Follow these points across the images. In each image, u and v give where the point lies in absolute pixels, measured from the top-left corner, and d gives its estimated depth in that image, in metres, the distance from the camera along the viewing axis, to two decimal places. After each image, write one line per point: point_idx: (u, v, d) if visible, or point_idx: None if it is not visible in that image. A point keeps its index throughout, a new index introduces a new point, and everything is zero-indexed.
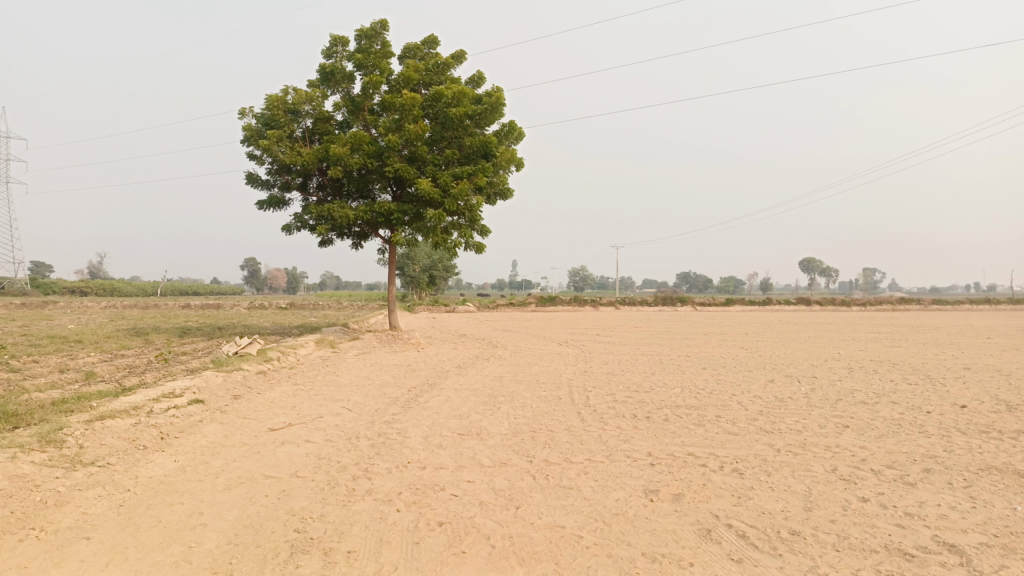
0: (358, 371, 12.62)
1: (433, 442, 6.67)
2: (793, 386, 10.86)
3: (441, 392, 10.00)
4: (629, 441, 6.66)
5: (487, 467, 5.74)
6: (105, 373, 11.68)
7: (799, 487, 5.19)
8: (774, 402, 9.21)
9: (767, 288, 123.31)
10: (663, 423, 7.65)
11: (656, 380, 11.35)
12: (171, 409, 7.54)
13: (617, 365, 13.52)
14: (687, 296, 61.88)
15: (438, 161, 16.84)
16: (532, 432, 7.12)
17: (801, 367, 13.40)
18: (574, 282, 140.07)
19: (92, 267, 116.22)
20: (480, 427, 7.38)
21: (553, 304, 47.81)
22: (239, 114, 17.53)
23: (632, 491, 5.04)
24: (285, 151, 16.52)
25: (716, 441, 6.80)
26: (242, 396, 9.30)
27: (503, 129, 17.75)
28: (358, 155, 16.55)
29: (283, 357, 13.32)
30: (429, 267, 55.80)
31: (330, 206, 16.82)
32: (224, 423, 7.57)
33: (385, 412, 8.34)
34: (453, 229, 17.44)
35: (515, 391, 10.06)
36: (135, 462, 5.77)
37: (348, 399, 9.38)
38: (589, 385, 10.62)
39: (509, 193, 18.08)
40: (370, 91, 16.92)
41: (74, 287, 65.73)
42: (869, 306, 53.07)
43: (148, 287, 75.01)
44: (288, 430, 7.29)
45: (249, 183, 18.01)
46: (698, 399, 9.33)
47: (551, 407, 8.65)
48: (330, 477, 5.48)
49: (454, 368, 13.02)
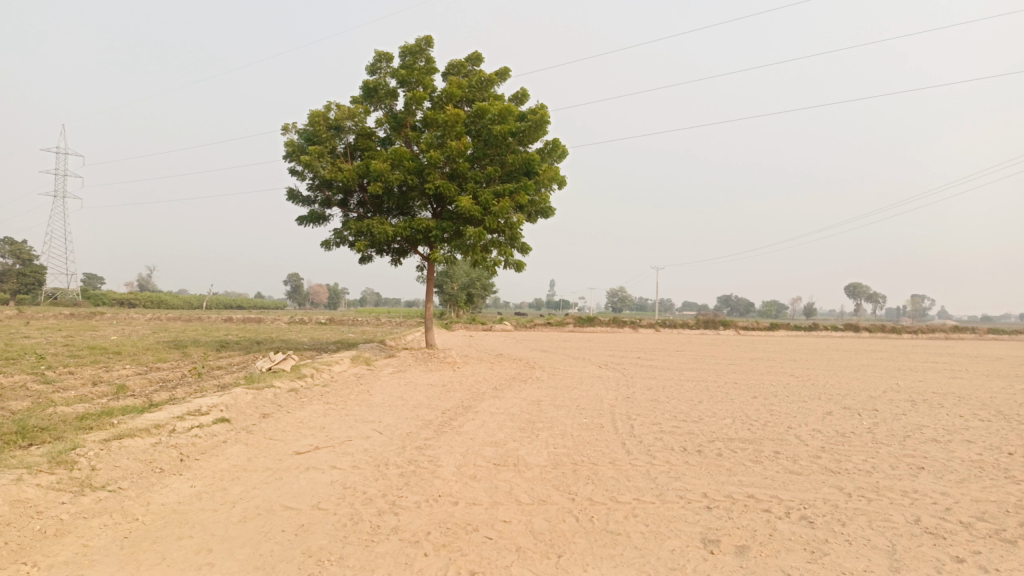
0: (391, 391, 12.20)
1: (466, 473, 6.19)
2: (854, 419, 10.11)
3: (477, 416, 9.51)
4: (682, 479, 6.07)
5: (526, 504, 5.23)
6: (137, 386, 11.48)
7: (881, 543, 4.56)
8: (835, 438, 8.50)
9: (811, 312, 120.47)
10: (717, 458, 7.02)
11: (704, 408, 10.70)
12: (195, 429, 7.20)
13: (662, 392, 12.87)
14: (730, 320, 60.46)
15: (480, 178, 16.50)
16: (574, 464, 6.59)
17: (859, 398, 12.58)
18: (613, 303, 138.68)
19: (141, 279, 119.16)
20: (517, 456, 6.88)
21: (592, 324, 47.07)
22: (282, 130, 17.49)
23: (688, 541, 4.49)
24: (326, 167, 16.38)
25: (777, 481, 6.18)
26: (270, 415, 8.94)
27: (547, 147, 17.35)
28: (398, 171, 16.30)
29: (316, 374, 13.00)
30: (467, 284, 55.59)
31: (369, 222, 16.60)
32: (248, 445, 7.20)
33: (417, 437, 7.88)
34: (493, 247, 17.05)
35: (555, 417, 9.53)
36: (149, 486, 5.41)
37: (380, 421, 8.97)
38: (633, 413, 10.03)
39: (550, 211, 17.62)
40: (413, 107, 16.70)
41: (122, 299, 67.34)
42: (921, 334, 51.03)
43: (193, 300, 76.40)
44: (314, 455, 6.88)
45: (290, 198, 17.94)
46: (752, 432, 8.66)
47: (594, 436, 8.10)
48: (354, 511, 5.03)
49: (491, 390, 12.53)
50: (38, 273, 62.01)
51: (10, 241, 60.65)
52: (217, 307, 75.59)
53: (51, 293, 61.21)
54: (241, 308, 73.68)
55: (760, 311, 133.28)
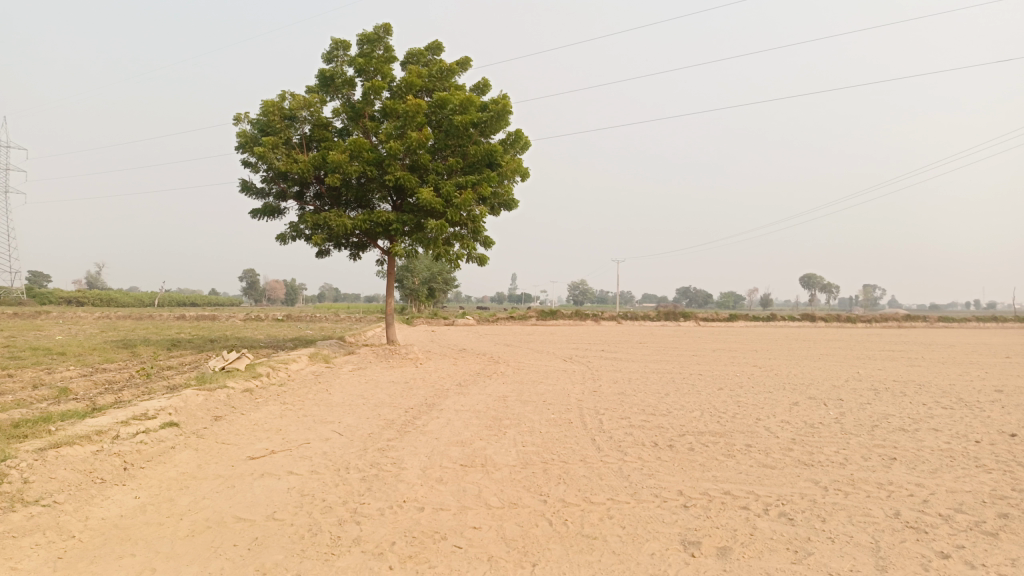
0: (352, 389, 11.82)
1: (432, 475, 5.89)
2: (820, 410, 10.09)
3: (441, 413, 9.22)
4: (656, 477, 5.88)
5: (496, 509, 4.97)
6: (81, 389, 10.89)
7: (864, 540, 4.42)
8: (804, 429, 8.44)
9: (767, 303, 122.65)
10: (689, 453, 6.86)
11: (672, 401, 10.58)
12: (140, 435, 6.75)
13: (628, 384, 12.75)
14: (691, 311, 61.11)
15: (441, 170, 16.15)
16: (544, 463, 6.34)
17: (823, 388, 12.61)
18: (574, 296, 139.27)
19: (91, 277, 115.60)
20: (485, 456, 6.61)
21: (554, 317, 46.99)
22: (234, 120, 16.87)
23: (668, 544, 4.27)
24: (281, 158, 15.84)
25: (753, 476, 6.03)
26: (223, 418, 8.51)
27: (509, 138, 17.07)
28: (357, 162, 15.84)
29: (273, 374, 12.53)
30: (428, 279, 55.10)
31: (326, 215, 16.11)
32: (199, 451, 6.78)
33: (379, 437, 7.56)
34: (455, 240, 16.72)
35: (522, 413, 9.28)
36: (88, 499, 4.99)
37: (340, 421, 8.61)
38: (601, 407, 9.85)
39: (513, 203, 17.36)
40: (371, 97, 16.26)
41: (70, 297, 65.11)
42: (874, 322, 52.28)
43: (146, 298, 74.25)
44: (269, 459, 6.51)
45: (244, 191, 17.33)
46: (722, 425, 8.54)
47: (563, 433, 7.87)
48: (313, 521, 4.71)
49: (455, 387, 12.24)
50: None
51: None
52: (171, 304, 73.61)
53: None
54: (196, 306, 71.84)
55: (718, 302, 135.37)
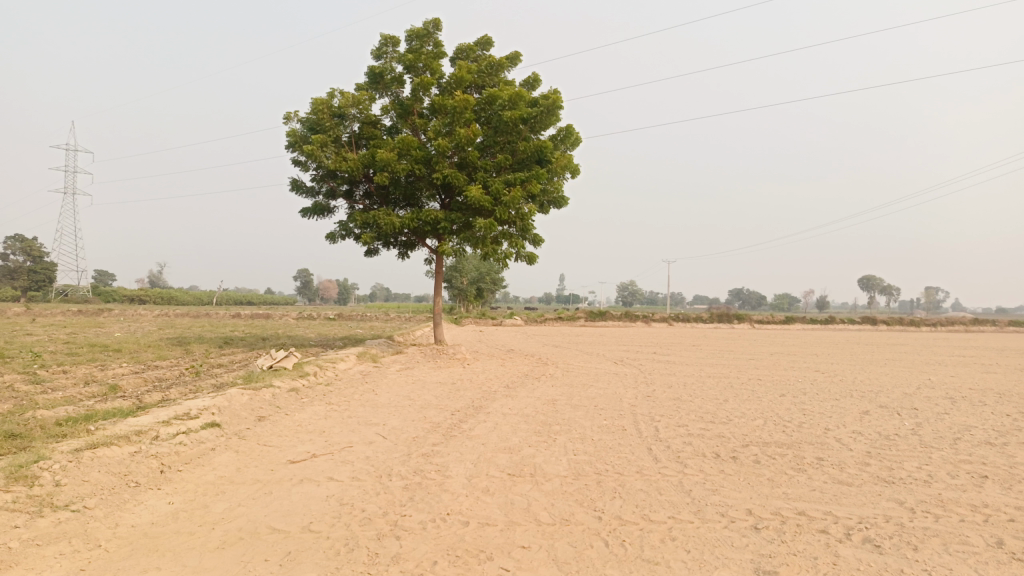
0: (398, 390, 11.57)
1: (478, 485, 5.54)
2: (894, 419, 9.40)
3: (488, 417, 8.88)
4: (721, 493, 5.41)
5: (547, 525, 4.58)
6: (131, 386, 10.90)
7: (967, 574, 3.87)
8: (879, 441, 7.81)
9: (822, 305, 119.27)
10: (755, 466, 6.35)
11: (732, 408, 10.02)
12: (180, 435, 6.58)
13: (683, 389, 12.19)
14: (745, 313, 59.49)
15: (490, 167, 15.84)
16: (597, 475, 5.93)
17: (894, 396, 11.84)
18: (624, 297, 137.67)
19: (152, 275, 119.53)
20: (534, 465, 6.22)
21: (603, 318, 46.32)
22: (284, 119, 16.88)
23: (740, 573, 3.82)
24: (330, 157, 15.76)
25: (828, 494, 5.51)
26: (267, 418, 8.33)
27: (560, 133, 16.64)
28: (405, 160, 15.64)
29: (319, 373, 12.39)
30: (477, 279, 54.99)
31: (374, 213, 15.97)
32: (239, 453, 6.58)
33: (424, 441, 7.25)
34: (504, 239, 16.39)
35: (572, 418, 8.86)
36: (120, 504, 4.79)
37: (385, 424, 8.34)
38: (656, 413, 9.35)
39: (563, 200, 16.94)
40: (420, 93, 16.06)
41: (133, 295, 67.12)
42: (940, 326, 49.99)
43: (204, 296, 76.32)
44: (310, 464, 6.24)
45: (293, 190, 17.35)
46: (788, 435, 7.98)
47: (616, 441, 7.43)
48: (351, 534, 4.39)
49: (503, 389, 11.88)
50: (49, 270, 61.83)
51: (21, 237, 60.42)
52: (227, 303, 75.15)
53: (62, 290, 61.19)
54: (252, 305, 73.06)
55: (773, 304, 132.04)
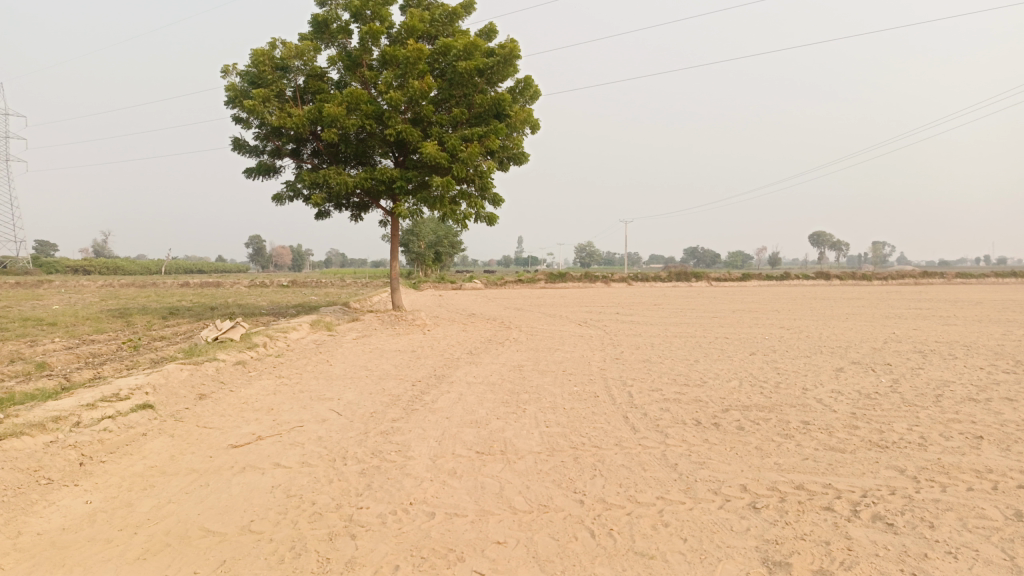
0: (354, 360, 10.92)
1: (443, 467, 4.97)
2: (870, 376, 9.13)
3: (452, 386, 8.31)
4: (710, 466, 4.96)
5: (524, 514, 4.06)
6: (60, 364, 10.00)
7: (996, 555, 3.45)
8: (861, 400, 7.49)
9: (776, 263, 121.29)
10: (740, 434, 5.92)
11: (704, 369, 9.64)
12: (105, 420, 5.84)
13: (652, 350, 11.80)
14: (703, 271, 59.92)
15: (445, 122, 15.03)
16: (573, 450, 5.41)
17: (864, 352, 11.63)
18: (582, 258, 137.85)
19: (98, 246, 115.45)
20: (505, 441, 5.69)
21: (564, 280, 46.04)
22: (222, 73, 15.73)
23: (747, 565, 3.35)
24: (273, 113, 14.75)
25: (822, 463, 5.11)
26: (209, 396, 7.60)
27: (518, 86, 15.86)
28: (355, 116, 14.72)
29: (270, 344, 11.63)
30: (434, 242, 54.07)
31: (324, 172, 15.05)
32: (175, 437, 5.89)
33: (383, 417, 6.65)
34: (462, 199, 15.66)
35: (541, 385, 8.35)
36: (25, 508, 4.08)
37: (340, 398, 7.70)
38: (627, 377, 8.90)
39: (523, 157, 16.25)
40: (369, 44, 15.08)
41: (76, 265, 64.49)
42: (892, 280, 50.99)
43: (152, 265, 73.73)
44: (254, 448, 5.59)
45: (236, 150, 16.30)
46: (768, 397, 7.60)
47: (590, 410, 6.94)
48: (297, 534, 3.79)
49: (466, 355, 11.33)
50: None
51: None
52: (176, 272, 72.69)
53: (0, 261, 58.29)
54: (203, 273, 70.54)
55: (727, 263, 133.89)
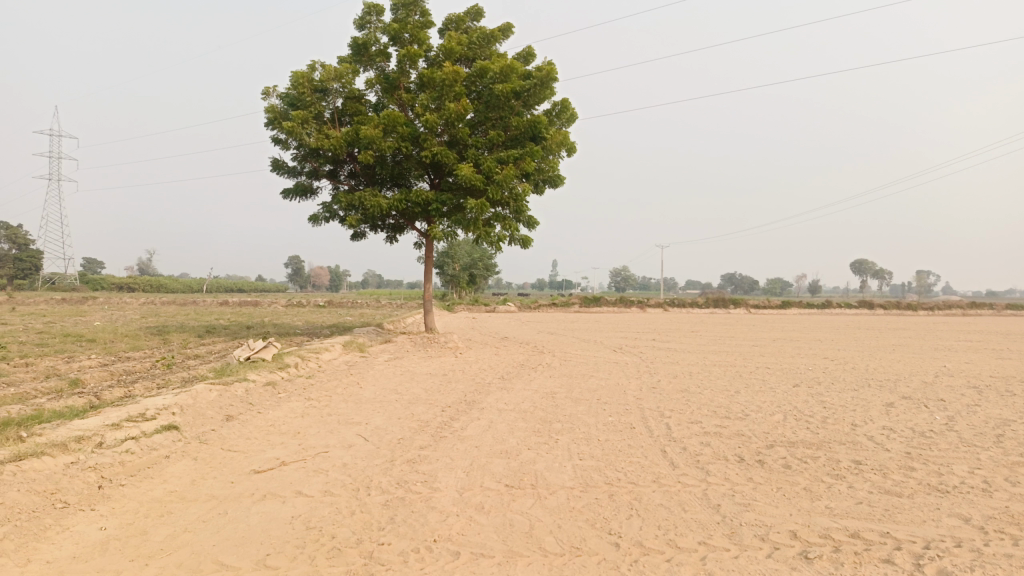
0: (384, 383, 10.76)
1: (471, 501, 4.73)
2: (923, 413, 8.64)
3: (482, 413, 8.08)
4: (755, 509, 4.62)
5: (555, 557, 3.79)
6: (93, 381, 10.01)
7: None
8: (914, 438, 7.05)
9: (815, 290, 118.93)
10: (787, 473, 5.57)
11: (745, 401, 9.24)
12: (129, 441, 5.73)
13: (690, 379, 11.42)
14: (741, 298, 58.95)
15: (481, 145, 14.97)
16: (608, 486, 5.13)
17: (914, 386, 11.09)
18: (617, 283, 136.81)
19: (142, 264, 118.34)
20: (536, 474, 5.43)
21: (598, 304, 45.61)
22: (262, 95, 15.94)
23: None
24: (312, 134, 14.85)
25: (878, 509, 4.74)
26: (236, 417, 7.48)
27: (555, 108, 15.74)
28: (391, 137, 14.74)
29: (301, 365, 11.54)
30: (469, 265, 54.13)
31: (360, 194, 15.07)
32: (198, 461, 5.75)
33: (410, 444, 6.43)
34: (497, 221, 15.53)
35: (574, 414, 8.07)
36: (38, 534, 3.94)
37: (368, 422, 7.52)
38: (664, 407, 8.57)
39: (559, 180, 16.10)
40: (407, 66, 15.14)
41: (121, 282, 66.02)
42: (939, 310, 49.46)
43: (194, 284, 75.15)
44: (277, 474, 5.42)
45: (275, 170, 16.45)
46: (814, 432, 7.21)
47: (626, 442, 6.64)
48: (314, 571, 3.57)
49: (498, 380, 11.09)
50: (35, 258, 60.54)
51: (8, 224, 59.20)
52: (216, 290, 74.05)
53: (49, 277, 59.99)
54: (242, 292, 71.44)
55: (766, 290, 131.65)
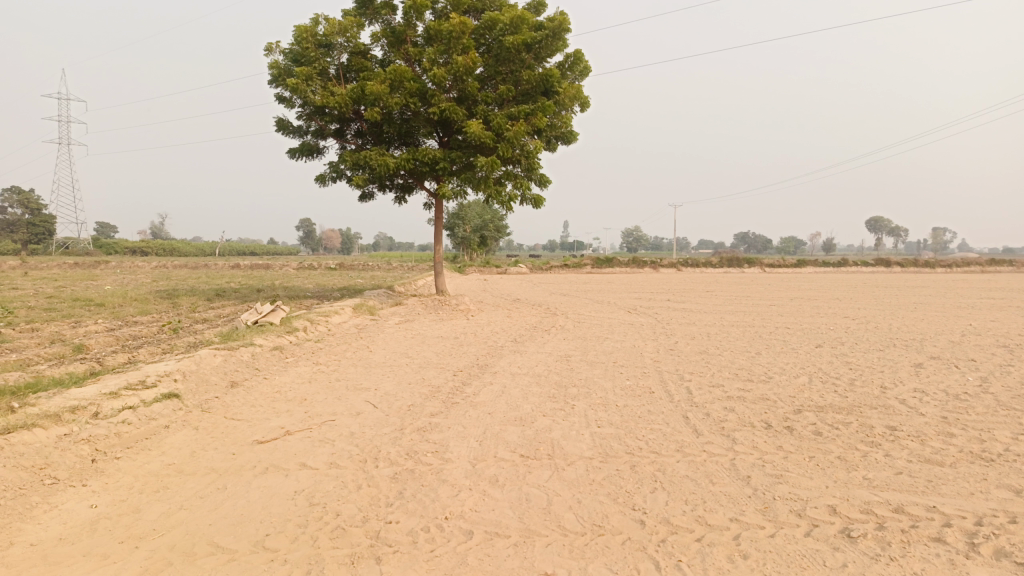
0: (395, 346, 10.50)
1: (484, 474, 4.45)
2: (954, 374, 8.27)
3: (495, 377, 7.80)
4: (789, 481, 4.33)
5: (576, 537, 3.50)
6: (98, 346, 9.80)
7: None
8: (949, 401, 6.70)
9: (830, 248, 117.70)
10: (818, 441, 5.26)
11: (767, 363, 8.91)
12: (127, 411, 5.49)
13: (708, 341, 11.08)
14: (755, 257, 58.28)
15: (491, 100, 14.46)
16: (629, 456, 4.84)
17: (942, 345, 10.70)
18: (630, 243, 135.74)
19: (155, 228, 118.77)
20: (553, 443, 5.14)
21: (610, 265, 45.21)
22: (266, 52, 15.43)
23: None
24: (317, 91, 14.37)
25: (921, 480, 4.42)
26: (241, 383, 7.23)
27: (568, 61, 15.13)
28: (398, 94, 14.24)
29: (309, 329, 11.28)
30: (480, 226, 53.60)
31: (367, 153, 14.64)
32: (199, 431, 5.50)
33: (420, 411, 6.16)
34: (508, 180, 15.07)
35: (591, 378, 7.77)
36: (23, 513, 3.70)
37: (377, 388, 7.25)
38: (684, 370, 8.25)
39: (571, 136, 15.59)
40: (414, 19, 14.57)
41: (134, 247, 66.06)
42: (957, 268, 48.75)
43: (207, 248, 75.33)
44: (281, 445, 5.16)
45: (280, 130, 16.02)
46: (843, 396, 6.89)
47: (645, 408, 6.33)
48: (316, 554, 3.31)
49: (510, 343, 10.81)
50: (48, 224, 60.56)
51: (18, 190, 59.04)
52: (229, 254, 73.85)
53: (63, 243, 60.06)
54: (254, 256, 71.28)
55: (780, 248, 130.37)
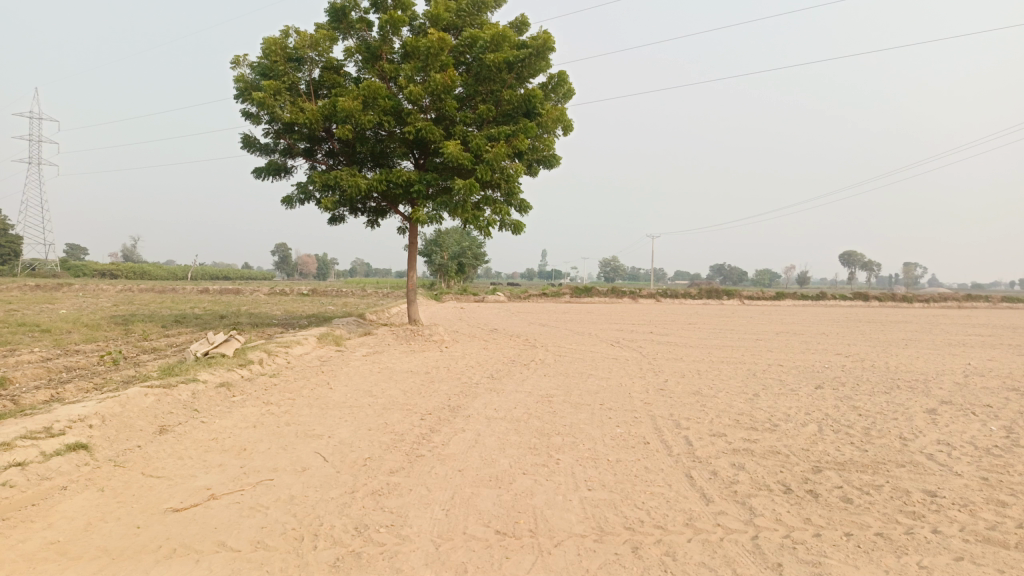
0: (359, 382, 9.53)
1: (449, 561, 3.52)
2: (975, 423, 7.47)
3: (468, 422, 6.88)
4: (831, 574, 3.45)
5: None
6: (21, 380, 8.70)
7: None
8: (984, 458, 5.89)
9: (804, 282, 118.59)
10: (852, 512, 4.40)
11: (769, 407, 8.05)
12: (12, 469, 4.48)
13: (699, 379, 10.24)
14: (733, 290, 58.07)
15: (470, 120, 13.71)
16: (629, 535, 3.93)
17: (951, 388, 9.93)
18: (608, 273, 135.99)
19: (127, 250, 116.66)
20: (536, 514, 4.22)
21: (589, 295, 44.56)
22: (233, 65, 14.57)
23: None
24: (285, 108, 13.52)
25: (994, 571, 3.56)
26: (173, 429, 6.24)
27: (551, 82, 14.44)
28: (372, 112, 13.41)
29: (266, 362, 10.25)
30: (458, 253, 52.67)
31: (337, 173, 13.76)
32: (103, 493, 4.50)
33: (377, 468, 5.21)
34: (486, 205, 14.26)
35: (576, 424, 6.88)
36: None
37: (330, 435, 6.29)
38: (678, 416, 7.37)
39: (554, 160, 14.89)
40: (389, 34, 13.84)
41: (102, 270, 64.27)
42: (934, 302, 48.76)
43: (178, 271, 73.59)
44: (202, 513, 4.19)
45: (246, 148, 15.12)
46: (862, 450, 6.04)
47: (641, 464, 5.45)
48: None
49: (486, 380, 9.88)
50: (14, 244, 58.56)
51: None
52: (200, 279, 72.19)
53: (29, 264, 58.07)
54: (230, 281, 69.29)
55: (757, 280, 130.73)
